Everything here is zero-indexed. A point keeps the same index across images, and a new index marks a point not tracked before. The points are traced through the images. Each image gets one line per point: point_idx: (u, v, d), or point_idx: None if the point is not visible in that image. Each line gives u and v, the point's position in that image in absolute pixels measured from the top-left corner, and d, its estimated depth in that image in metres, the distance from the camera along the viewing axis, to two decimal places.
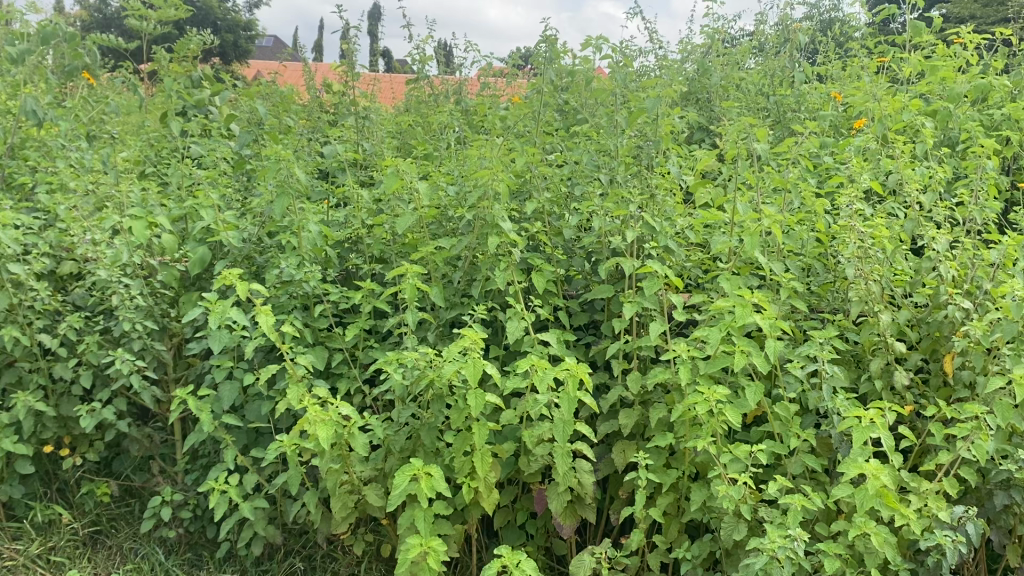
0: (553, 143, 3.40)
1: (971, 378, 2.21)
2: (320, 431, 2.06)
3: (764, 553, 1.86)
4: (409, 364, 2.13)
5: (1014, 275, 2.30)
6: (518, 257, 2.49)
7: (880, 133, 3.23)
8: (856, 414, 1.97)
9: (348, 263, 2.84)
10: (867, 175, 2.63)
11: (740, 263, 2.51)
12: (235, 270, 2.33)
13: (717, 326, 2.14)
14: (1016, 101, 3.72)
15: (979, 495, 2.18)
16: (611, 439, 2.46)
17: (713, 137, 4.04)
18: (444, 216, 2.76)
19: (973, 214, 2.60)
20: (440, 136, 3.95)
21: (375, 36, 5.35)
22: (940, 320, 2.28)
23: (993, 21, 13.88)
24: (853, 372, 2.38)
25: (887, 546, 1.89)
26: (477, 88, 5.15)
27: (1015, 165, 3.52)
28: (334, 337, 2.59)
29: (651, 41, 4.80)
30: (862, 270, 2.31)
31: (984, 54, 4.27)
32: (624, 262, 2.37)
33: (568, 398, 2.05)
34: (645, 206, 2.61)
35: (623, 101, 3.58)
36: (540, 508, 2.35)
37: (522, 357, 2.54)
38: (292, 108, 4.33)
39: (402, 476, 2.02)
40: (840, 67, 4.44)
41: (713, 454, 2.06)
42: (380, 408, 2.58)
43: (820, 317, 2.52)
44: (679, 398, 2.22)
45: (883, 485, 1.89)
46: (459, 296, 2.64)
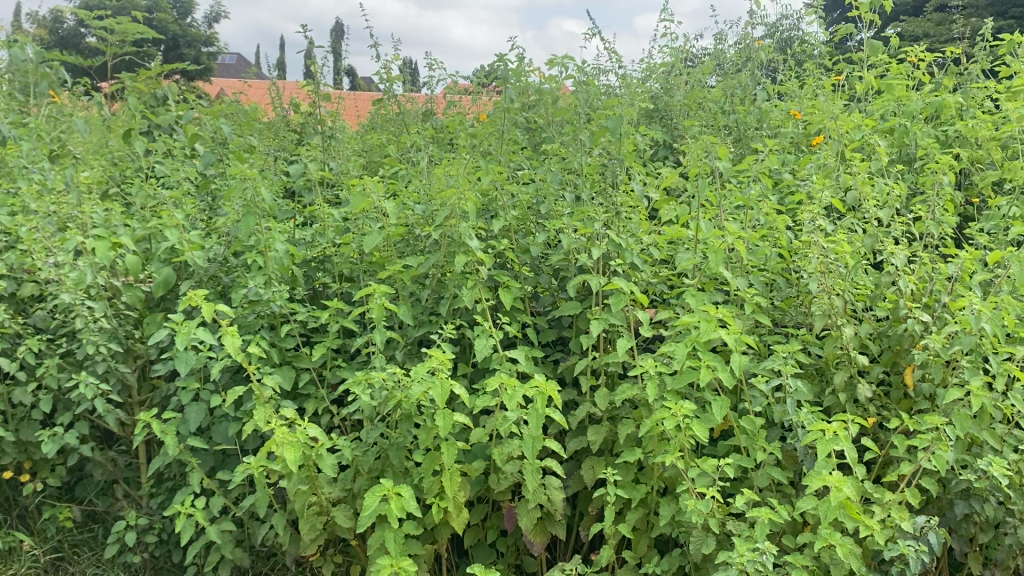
0: (518, 161, 3.42)
1: (931, 390, 2.24)
2: (287, 453, 2.04)
3: (733, 566, 1.87)
4: (378, 383, 2.13)
5: (971, 288, 2.35)
6: (486, 275, 2.49)
7: (839, 151, 3.29)
8: (820, 427, 2.00)
9: (315, 283, 2.83)
10: (827, 192, 2.68)
11: (705, 279, 2.54)
12: (201, 291, 2.30)
13: (683, 342, 2.16)
14: (968, 117, 3.83)
15: (940, 505, 2.21)
16: (580, 456, 2.47)
17: (676, 154, 4.11)
18: (412, 234, 2.77)
19: (930, 229, 2.66)
20: (408, 154, 3.95)
21: (339, 55, 5.35)
22: (901, 334, 2.32)
23: (944, 40, 14.28)
24: (816, 385, 2.42)
25: (852, 557, 1.90)
26: (443, 107, 5.16)
27: (968, 181, 3.60)
28: (301, 357, 2.57)
29: (613, 60, 4.86)
30: (824, 285, 2.35)
31: (937, 72, 4.38)
32: (592, 279, 2.39)
33: (537, 415, 2.05)
34: (611, 223, 2.63)
35: (588, 119, 3.62)
36: (511, 526, 2.34)
37: (491, 374, 2.54)
38: (258, 127, 4.31)
39: (371, 497, 2.01)
40: (799, 84, 4.53)
41: (681, 468, 2.07)
42: (348, 428, 2.57)
43: (784, 331, 2.56)
44: (647, 414, 2.23)
45: (847, 497, 1.91)
46: (427, 315, 2.64)
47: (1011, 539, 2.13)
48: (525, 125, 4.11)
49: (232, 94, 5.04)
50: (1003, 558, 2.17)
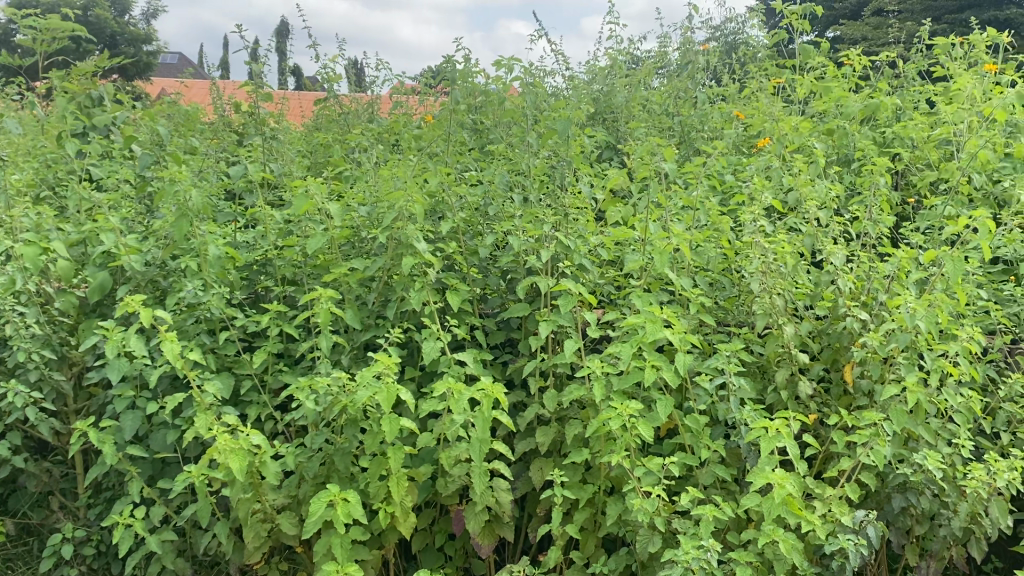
0: (465, 162, 3.41)
1: (869, 387, 2.29)
2: (229, 461, 2.01)
3: (678, 564, 1.89)
4: (322, 388, 2.10)
5: (907, 287, 2.40)
6: (433, 277, 2.48)
7: (781, 152, 3.36)
8: (763, 424, 2.03)
9: (257, 286, 2.79)
10: (768, 194, 2.73)
11: (651, 279, 2.56)
12: (138, 296, 2.25)
13: (630, 342, 2.18)
14: (904, 120, 3.92)
15: (878, 498, 2.26)
16: (529, 457, 2.47)
17: (621, 156, 4.15)
18: (357, 237, 2.74)
19: (868, 229, 2.72)
20: (352, 155, 3.92)
21: (283, 54, 5.28)
22: (841, 332, 2.37)
23: (880, 45, 14.64)
24: (759, 383, 2.45)
25: (795, 552, 1.93)
26: (387, 106, 5.26)
27: (905, 182, 3.69)
28: (243, 362, 2.53)
29: (559, 62, 4.87)
30: (766, 284, 2.39)
31: (874, 75, 4.49)
32: (539, 280, 2.40)
33: (485, 418, 2.05)
34: (558, 225, 2.64)
35: (534, 121, 3.62)
36: (459, 529, 2.33)
37: (437, 377, 2.53)
38: (198, 127, 4.23)
39: (316, 504, 1.99)
40: (741, 87, 4.60)
41: (627, 468, 2.09)
42: (293, 433, 2.53)
43: (728, 331, 2.59)
44: (594, 414, 2.24)
45: (789, 493, 1.94)
46: (373, 318, 2.61)
47: (946, 530, 2.19)
48: (472, 127, 4.10)
49: (172, 94, 4.93)
50: (939, 548, 2.23)
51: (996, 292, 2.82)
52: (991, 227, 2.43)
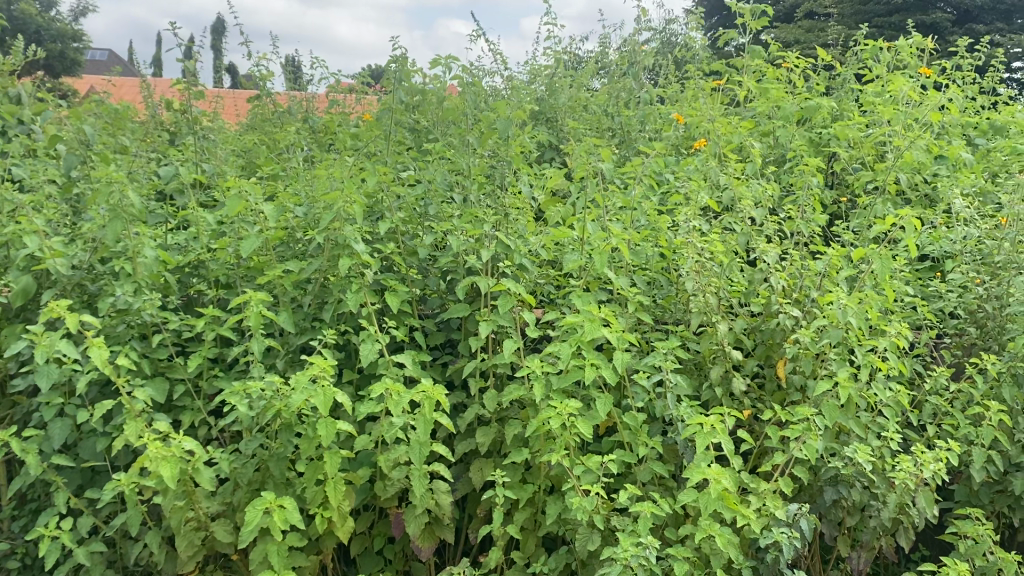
0: (404, 162, 3.38)
1: (802, 382, 2.34)
2: (161, 469, 1.96)
3: (617, 561, 1.90)
4: (257, 393, 2.07)
5: (838, 284, 2.46)
6: (371, 279, 2.45)
7: (716, 152, 3.40)
8: (699, 421, 2.06)
9: (189, 289, 2.73)
10: (704, 194, 2.76)
11: (590, 279, 2.57)
12: (64, 300, 2.18)
13: (568, 342, 2.19)
14: (837, 121, 4.01)
15: (811, 492, 2.31)
16: (468, 458, 2.46)
17: (561, 156, 4.16)
18: (292, 239, 2.70)
19: (801, 228, 2.77)
20: (287, 154, 3.85)
21: (218, 51, 5.18)
22: (773, 329, 2.42)
23: (813, 47, 14.96)
24: (695, 380, 2.49)
25: (730, 547, 1.97)
26: (325, 105, 5.22)
27: (837, 181, 3.78)
28: (175, 367, 2.47)
29: (498, 62, 4.86)
30: (701, 283, 2.42)
31: (808, 77, 4.58)
32: (479, 280, 2.39)
33: (424, 419, 2.04)
34: (497, 225, 2.64)
35: (473, 121, 3.61)
36: (398, 532, 2.31)
37: (376, 379, 2.50)
38: (127, 126, 4.12)
39: (252, 510, 1.96)
40: (678, 88, 4.65)
41: (566, 467, 2.10)
42: (228, 439, 2.48)
43: (665, 329, 2.62)
44: (533, 414, 2.25)
45: (725, 488, 1.97)
46: (309, 321, 2.57)
47: (875, 521, 2.22)
48: (411, 126, 4.06)
49: (100, 92, 4.80)
50: (868, 539, 2.26)
51: (923, 288, 2.90)
52: (916, 225, 2.44)
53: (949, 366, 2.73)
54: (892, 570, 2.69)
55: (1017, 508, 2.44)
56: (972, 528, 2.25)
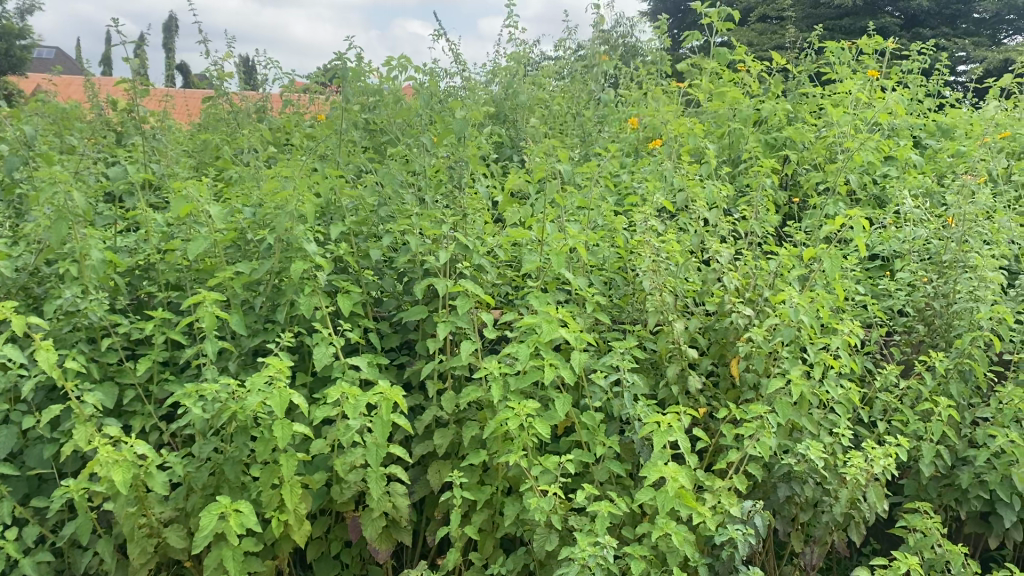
0: (361, 163, 3.35)
1: (755, 380, 2.37)
2: (112, 474, 1.92)
3: (575, 561, 1.90)
4: (210, 397, 2.03)
5: (790, 283, 2.49)
6: (327, 280, 2.43)
7: (672, 154, 3.43)
8: (656, 419, 2.08)
9: (139, 292, 2.68)
10: (660, 195, 2.78)
11: (547, 279, 2.58)
12: (7, 303, 2.13)
13: (526, 342, 2.19)
14: (790, 123, 4.07)
15: (765, 488, 2.34)
16: (426, 460, 2.45)
17: (519, 156, 4.15)
18: (245, 240, 2.67)
19: (754, 228, 2.80)
20: (240, 155, 3.80)
21: (168, 50, 5.10)
22: (727, 327, 2.44)
23: (767, 50, 15.16)
24: (651, 378, 2.50)
25: (686, 544, 1.99)
26: (279, 105, 5.16)
27: (790, 182, 3.83)
28: (125, 371, 2.42)
29: (456, 63, 4.84)
30: (657, 282, 2.44)
31: (762, 80, 4.64)
32: (435, 281, 2.38)
33: (381, 422, 2.02)
34: (454, 225, 2.63)
35: (430, 122, 3.59)
36: (355, 536, 2.29)
37: (332, 382, 2.48)
38: (75, 127, 4.04)
39: (207, 515, 1.93)
40: (635, 90, 4.68)
41: (524, 467, 2.10)
42: (180, 443, 2.44)
43: (622, 328, 2.64)
44: (491, 415, 2.25)
45: (681, 485, 1.99)
46: (263, 323, 2.54)
47: (828, 516, 2.26)
48: (366, 126, 4.02)
49: (46, 91, 4.69)
50: (821, 534, 2.30)
51: (873, 287, 2.95)
52: (865, 225, 2.48)
53: (898, 363, 2.79)
54: (845, 564, 2.73)
55: (963, 501, 2.49)
56: (921, 522, 2.29)
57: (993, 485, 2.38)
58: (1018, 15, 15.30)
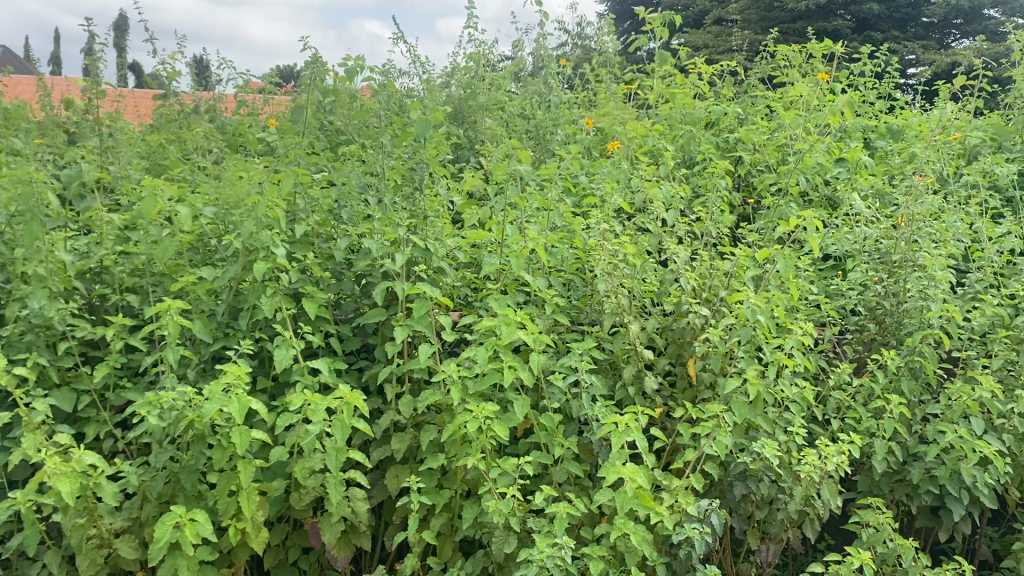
0: (318, 164, 3.33)
1: (712, 380, 2.39)
2: (62, 485, 1.88)
3: (534, 563, 1.91)
4: (165, 404, 2.00)
5: (746, 283, 2.52)
6: (285, 283, 2.40)
7: (629, 156, 3.46)
8: (614, 420, 2.09)
9: (92, 296, 2.62)
10: (617, 196, 2.80)
11: (506, 281, 2.58)
12: None
13: (485, 344, 2.19)
14: (744, 125, 4.12)
15: (721, 487, 2.37)
16: (384, 465, 2.43)
17: (476, 158, 4.15)
18: (204, 242, 2.63)
19: (710, 229, 2.84)
20: (195, 157, 3.75)
21: (120, 49, 5.01)
22: (684, 328, 2.47)
23: (722, 53, 15.34)
24: (610, 379, 2.52)
25: (644, 544, 2.00)
26: (234, 106, 5.10)
27: (745, 183, 3.88)
28: (81, 377, 2.38)
29: (413, 64, 4.83)
30: (615, 284, 2.46)
31: (717, 82, 4.69)
32: (393, 284, 2.37)
33: (340, 427, 2.01)
34: (412, 228, 2.62)
35: (387, 123, 3.58)
36: (313, 542, 2.27)
37: (289, 387, 2.45)
38: (23, 127, 3.95)
39: (161, 525, 1.90)
40: (592, 92, 4.70)
41: (483, 470, 2.09)
42: (134, 451, 2.40)
43: (581, 330, 2.65)
44: (450, 418, 2.24)
45: (639, 486, 2.00)
46: (220, 328, 2.50)
47: (783, 514, 2.29)
48: (324, 128, 3.99)
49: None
50: (777, 531, 2.34)
51: (826, 287, 3.00)
52: (819, 226, 2.52)
53: (852, 361, 2.84)
54: (800, 560, 2.77)
55: (914, 497, 2.54)
56: (873, 518, 2.33)
57: (943, 479, 2.43)
58: (964, 20, 15.60)
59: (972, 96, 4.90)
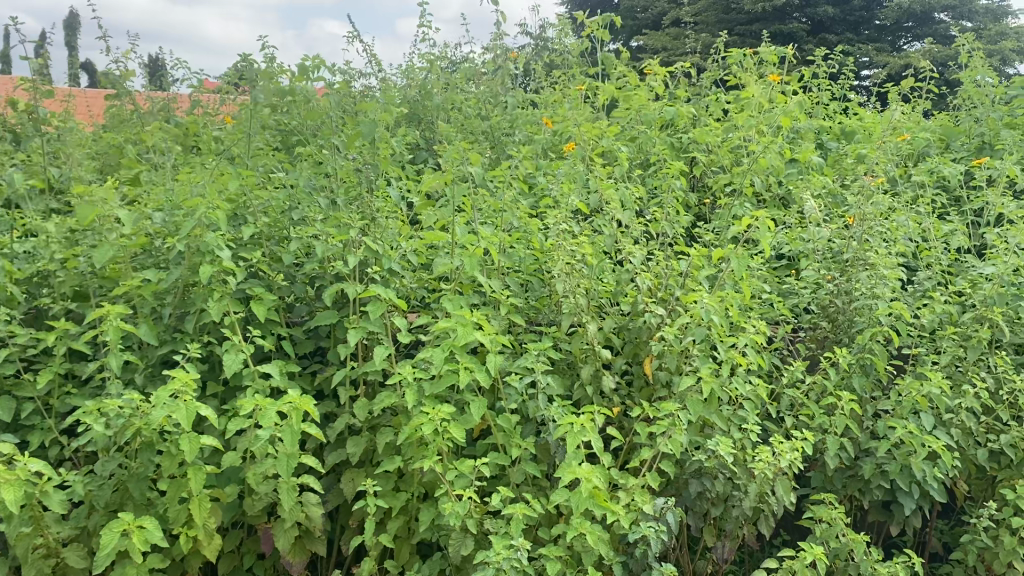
0: (271, 165, 3.29)
1: (668, 378, 2.41)
2: (5, 495, 1.83)
3: (490, 565, 1.90)
4: (112, 411, 1.96)
5: (700, 283, 2.54)
6: (235, 287, 2.37)
7: (584, 156, 3.47)
8: (570, 420, 2.09)
9: (37, 301, 2.57)
10: (573, 197, 2.81)
11: (463, 282, 2.57)
12: None
13: (441, 346, 2.18)
14: (700, 126, 4.16)
15: (677, 485, 2.39)
16: (340, 468, 2.41)
17: (434, 158, 4.14)
18: (153, 246, 2.58)
19: (665, 229, 2.85)
20: (146, 158, 3.69)
21: (71, 48, 4.93)
22: (640, 327, 2.48)
23: (680, 55, 15.47)
24: (567, 379, 2.52)
25: (600, 543, 2.01)
26: (188, 107, 5.04)
27: (700, 184, 3.92)
28: (23, 385, 2.32)
29: (369, 64, 4.80)
30: (570, 284, 2.46)
31: (673, 83, 4.73)
32: (348, 286, 2.35)
33: (291, 431, 1.99)
34: (366, 229, 2.60)
35: (342, 123, 3.55)
36: (268, 548, 2.24)
37: (241, 391, 2.42)
38: None
39: (109, 534, 1.86)
40: (549, 92, 4.72)
41: (439, 472, 2.09)
42: (81, 459, 2.35)
43: (538, 330, 2.65)
44: (406, 421, 2.23)
45: (595, 486, 2.01)
46: (170, 332, 2.46)
47: (738, 510, 2.32)
48: (278, 128, 3.95)
49: None
50: (732, 528, 2.36)
51: (779, 286, 3.04)
52: (771, 225, 2.54)
53: (805, 359, 2.88)
54: (756, 556, 2.80)
55: (866, 491, 2.58)
56: (826, 513, 2.36)
57: (894, 474, 2.48)
58: (915, 23, 15.90)
59: (922, 97, 4.99)
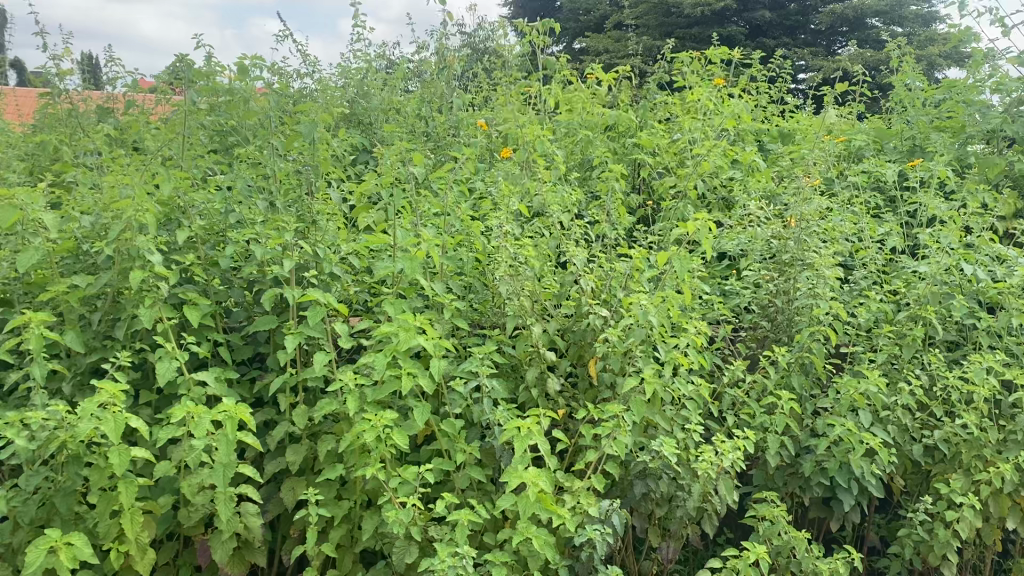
0: (205, 167, 3.21)
1: (612, 380, 2.41)
2: None
3: (435, 573, 1.88)
4: (37, 423, 1.88)
5: (642, 284, 2.55)
6: (167, 292, 2.29)
7: (526, 158, 3.46)
8: (515, 424, 2.07)
9: None
10: (515, 199, 2.79)
11: (404, 285, 2.53)
12: None
13: (383, 351, 2.14)
14: (641, 128, 4.18)
15: (622, 486, 2.39)
16: (280, 477, 2.36)
17: (375, 160, 4.08)
18: (79, 251, 2.49)
19: (607, 230, 2.86)
20: (76, 159, 3.57)
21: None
22: (584, 329, 2.48)
23: (622, 57, 15.58)
24: (511, 382, 2.51)
25: (546, 547, 2.00)
26: (122, 106, 4.89)
27: (643, 185, 3.94)
28: None
29: (307, 64, 4.71)
30: (513, 286, 2.45)
31: (615, 85, 4.75)
32: (285, 291, 2.30)
33: (227, 441, 1.93)
34: (305, 232, 2.55)
35: (279, 124, 3.48)
36: (205, 561, 2.18)
37: (176, 400, 2.35)
38: None
39: (34, 551, 1.79)
40: (491, 93, 4.69)
41: (382, 480, 2.05)
42: (5, 473, 2.25)
43: (482, 333, 2.63)
44: (348, 427, 2.19)
45: (540, 490, 2.00)
46: (99, 340, 2.38)
47: (682, 510, 2.33)
48: (214, 129, 3.86)
49: None
50: (676, 528, 2.37)
51: (720, 286, 3.07)
52: (711, 227, 2.56)
53: (746, 359, 2.91)
54: (700, 555, 2.83)
55: (807, 488, 2.62)
56: (768, 511, 2.39)
57: (833, 471, 2.52)
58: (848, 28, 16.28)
59: (856, 100, 5.10)
